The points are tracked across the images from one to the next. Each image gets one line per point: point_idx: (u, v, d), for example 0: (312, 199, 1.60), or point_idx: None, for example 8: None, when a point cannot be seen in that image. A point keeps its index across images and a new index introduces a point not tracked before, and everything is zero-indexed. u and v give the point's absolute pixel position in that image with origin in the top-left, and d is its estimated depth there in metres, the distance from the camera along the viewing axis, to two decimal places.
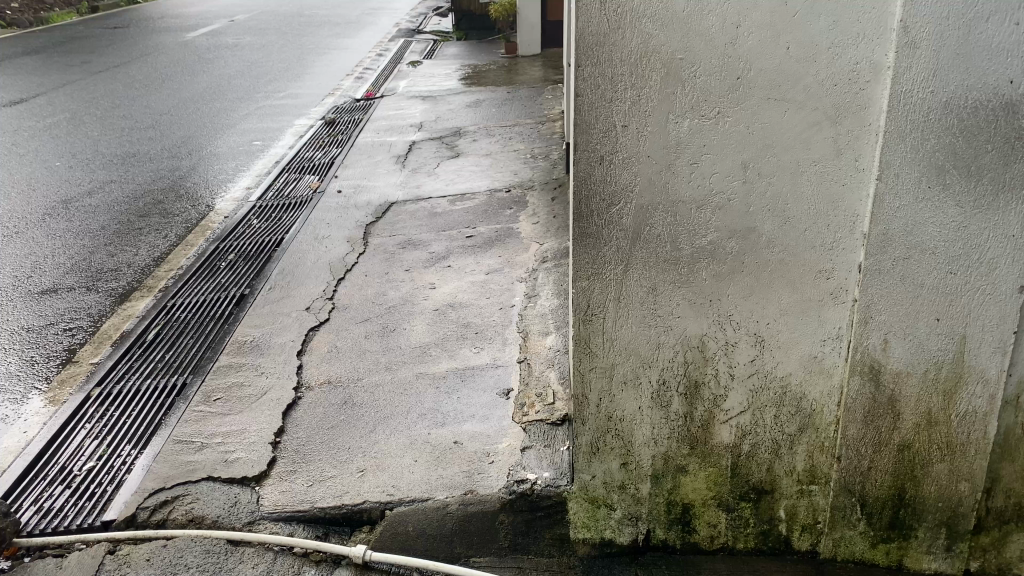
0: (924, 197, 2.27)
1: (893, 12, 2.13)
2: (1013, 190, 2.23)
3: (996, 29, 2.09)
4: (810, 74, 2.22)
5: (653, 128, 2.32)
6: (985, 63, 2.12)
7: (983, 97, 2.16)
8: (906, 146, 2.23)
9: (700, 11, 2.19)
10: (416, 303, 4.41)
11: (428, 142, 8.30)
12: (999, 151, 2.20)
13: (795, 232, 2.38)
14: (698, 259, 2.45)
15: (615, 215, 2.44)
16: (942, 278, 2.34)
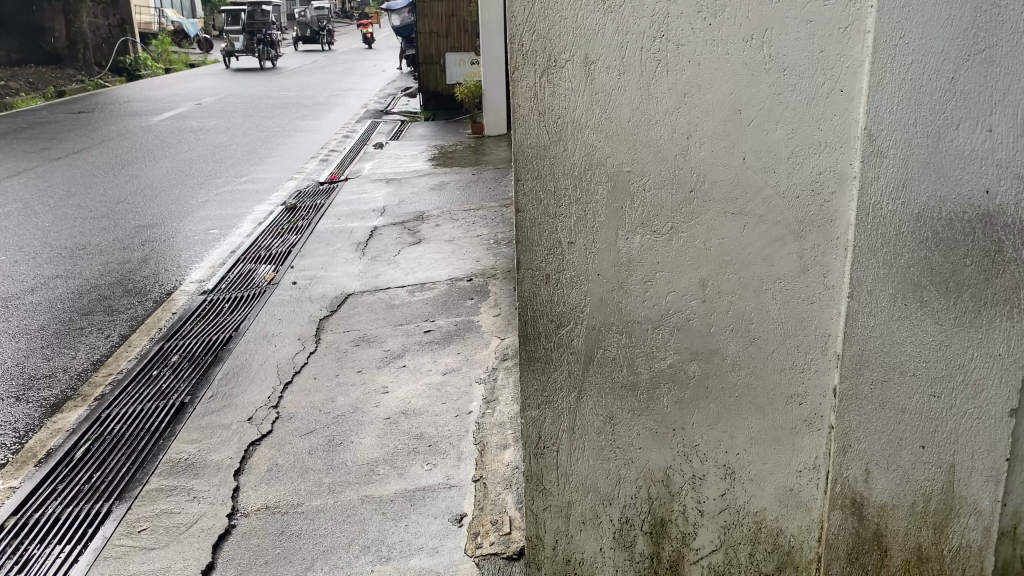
0: (901, 315, 2.07)
1: (855, 119, 1.97)
2: (996, 306, 2.03)
3: (968, 136, 1.93)
4: (770, 186, 2.03)
5: (601, 245, 2.12)
6: (958, 173, 1.95)
7: (958, 208, 1.98)
8: (878, 261, 2.04)
9: (647, 121, 2.02)
10: (367, 411, 4.11)
11: (390, 227, 8.09)
12: (978, 266, 2.02)
13: (762, 354, 2.16)
14: (657, 384, 2.21)
15: (564, 338, 2.20)
16: (925, 402, 2.12)
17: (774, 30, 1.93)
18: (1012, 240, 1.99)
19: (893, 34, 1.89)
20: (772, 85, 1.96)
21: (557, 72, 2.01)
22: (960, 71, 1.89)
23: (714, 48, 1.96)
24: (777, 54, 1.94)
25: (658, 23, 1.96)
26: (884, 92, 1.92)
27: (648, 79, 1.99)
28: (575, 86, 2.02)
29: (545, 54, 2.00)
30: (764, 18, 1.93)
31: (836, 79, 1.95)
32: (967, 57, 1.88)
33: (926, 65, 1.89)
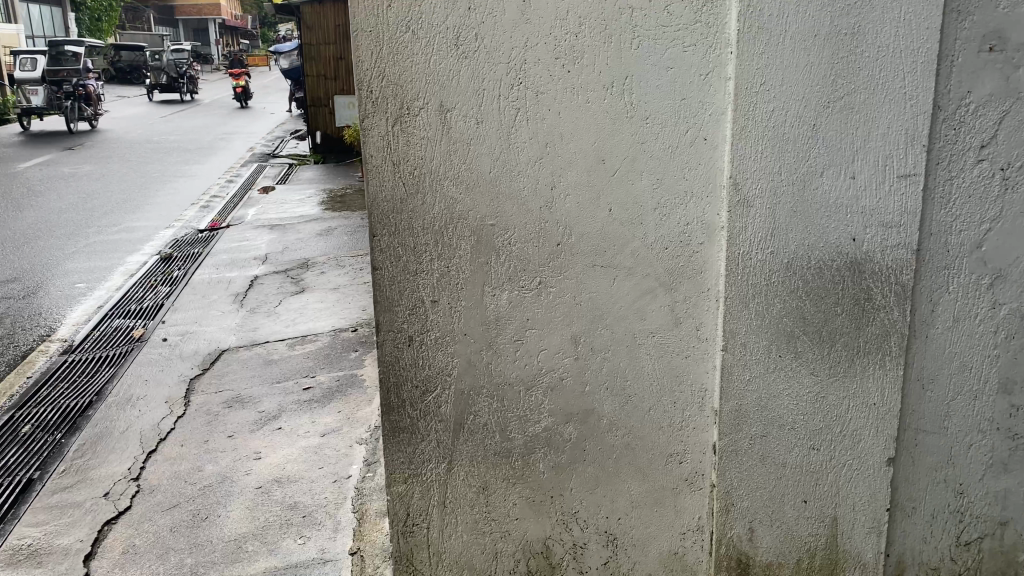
0: (776, 367, 2.00)
1: (719, 168, 1.90)
2: (868, 354, 2.00)
3: (832, 184, 1.89)
4: (638, 238, 1.94)
5: (466, 303, 1.99)
6: (824, 221, 1.91)
7: (827, 257, 1.94)
8: (750, 312, 1.97)
9: (509, 172, 1.91)
10: (237, 480, 3.81)
11: (272, 276, 7.75)
12: (849, 314, 1.98)
13: (639, 412, 2.05)
14: (532, 450, 2.07)
15: (431, 404, 2.04)
16: (805, 455, 2.06)
17: (635, 78, 1.86)
18: (880, 287, 1.96)
19: (752, 82, 1.83)
20: (634, 135, 1.89)
21: (410, 120, 1.89)
22: (821, 119, 1.85)
23: (575, 95, 1.87)
24: (639, 101, 1.87)
25: (515, 70, 1.86)
26: (747, 140, 1.86)
27: (508, 129, 1.89)
28: (431, 135, 1.90)
29: (397, 101, 1.88)
30: (623, 65, 1.86)
31: (699, 127, 1.88)
32: (827, 105, 1.84)
33: (787, 113, 1.85)
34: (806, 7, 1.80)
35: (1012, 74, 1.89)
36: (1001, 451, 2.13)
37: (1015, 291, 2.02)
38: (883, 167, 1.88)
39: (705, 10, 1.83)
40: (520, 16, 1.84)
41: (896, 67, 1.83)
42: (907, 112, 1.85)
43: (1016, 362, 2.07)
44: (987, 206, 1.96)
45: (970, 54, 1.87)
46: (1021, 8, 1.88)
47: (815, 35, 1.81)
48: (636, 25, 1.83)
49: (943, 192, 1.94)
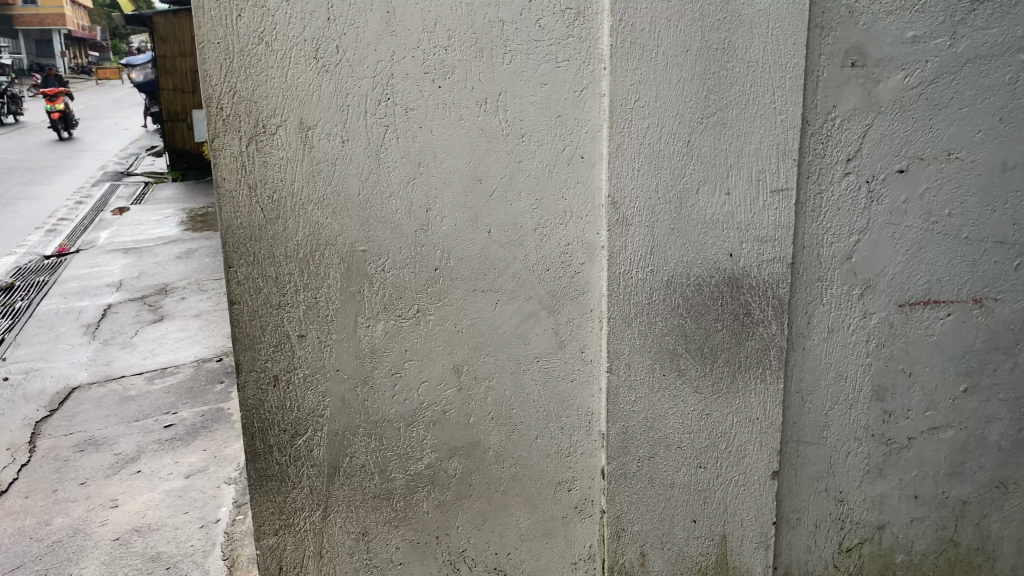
0: (661, 387, 1.95)
1: (598, 187, 1.84)
2: (750, 369, 1.98)
3: (708, 200, 1.85)
4: (518, 260, 1.86)
5: (338, 336, 1.85)
6: (701, 237, 1.87)
7: (705, 273, 1.90)
8: (634, 332, 1.91)
9: (379, 195, 1.79)
10: (90, 532, 3.47)
11: (127, 304, 7.25)
12: (729, 329, 1.95)
13: (526, 441, 1.96)
14: (414, 489, 1.95)
15: (302, 448, 1.88)
16: (693, 474, 2.02)
17: (508, 93, 1.78)
18: (758, 302, 1.94)
19: (627, 97, 1.78)
20: (509, 153, 1.80)
21: (267, 139, 1.74)
22: (695, 135, 1.81)
23: (446, 112, 1.77)
24: (513, 118, 1.79)
25: (381, 85, 1.74)
26: (623, 156, 1.81)
27: (376, 148, 1.77)
28: (290, 155, 1.75)
29: (251, 118, 1.72)
30: (494, 80, 1.77)
31: (576, 144, 1.82)
32: (701, 120, 1.80)
33: (662, 129, 1.80)
34: (677, 21, 1.75)
35: (873, 89, 1.93)
36: (876, 457, 2.17)
37: (884, 301, 2.07)
38: (757, 183, 1.86)
39: (577, 24, 1.77)
40: (384, 27, 1.72)
41: (766, 82, 1.81)
42: (777, 127, 1.83)
43: (887, 369, 2.11)
44: (855, 218, 1.99)
45: (834, 69, 1.90)
46: (880, 23, 1.90)
47: (686, 49, 1.77)
48: (507, 38, 1.75)
49: (814, 206, 1.97)
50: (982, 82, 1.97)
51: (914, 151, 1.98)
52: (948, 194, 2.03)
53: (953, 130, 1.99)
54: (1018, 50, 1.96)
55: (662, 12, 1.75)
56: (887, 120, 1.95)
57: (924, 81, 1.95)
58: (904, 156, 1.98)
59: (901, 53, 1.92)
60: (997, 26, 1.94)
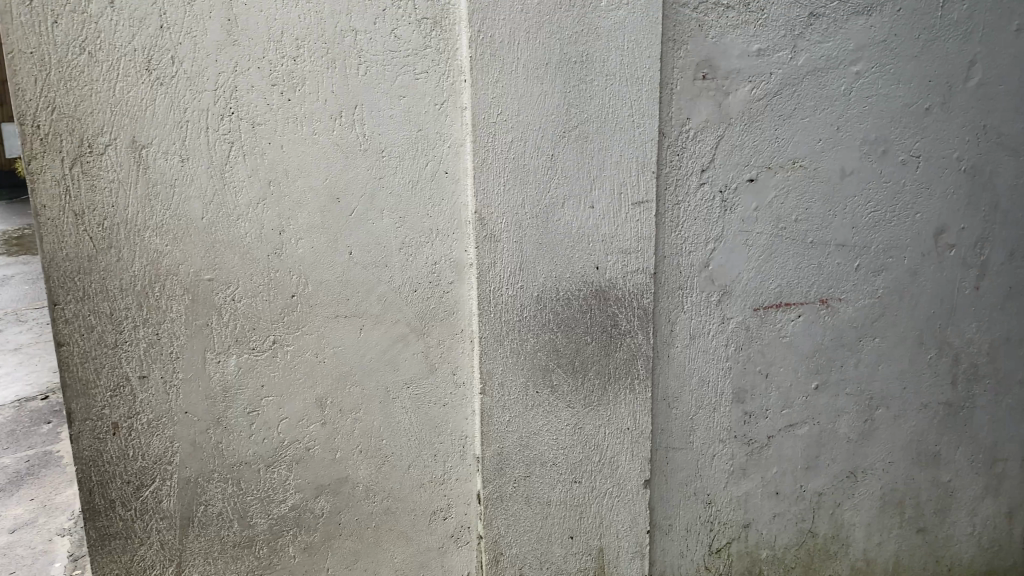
0: (534, 405, 1.90)
1: (463, 203, 1.78)
2: (620, 380, 1.95)
3: (573, 214, 1.82)
4: (382, 282, 1.77)
5: (186, 373, 1.68)
6: (568, 251, 1.84)
7: (573, 287, 1.87)
8: (505, 350, 1.85)
9: (226, 218, 1.65)
10: None
11: None
12: (599, 342, 1.92)
13: (397, 472, 1.87)
14: (278, 533, 1.81)
15: (149, 500, 1.70)
16: (568, 490, 1.96)
17: (365, 107, 1.68)
18: (625, 313, 1.92)
19: (489, 110, 1.73)
20: (368, 170, 1.71)
21: (93, 159, 1.56)
22: (558, 148, 1.78)
23: (298, 127, 1.66)
24: (371, 132, 1.70)
25: (225, 98, 1.61)
26: (487, 171, 1.75)
27: (222, 167, 1.63)
28: (122, 177, 1.58)
29: (74, 137, 1.54)
30: (349, 94, 1.67)
31: (438, 160, 1.75)
32: (563, 133, 1.78)
33: (525, 143, 1.76)
34: (536, 33, 1.72)
35: (724, 101, 1.98)
36: (740, 457, 2.22)
37: (741, 306, 2.12)
38: (619, 195, 1.85)
39: (433, 34, 1.70)
40: (225, 36, 1.59)
41: (625, 94, 1.80)
42: (637, 139, 1.84)
43: (746, 372, 2.17)
44: (712, 226, 2.04)
45: (686, 81, 1.94)
46: (727, 37, 1.95)
47: (547, 61, 1.74)
48: (362, 49, 1.66)
49: (673, 216, 2.00)
50: (820, 94, 2.07)
51: (763, 161, 2.05)
52: (794, 202, 2.11)
53: (797, 140, 2.07)
54: (851, 63, 2.08)
55: (520, 23, 1.70)
56: (737, 131, 2.01)
57: (769, 92, 2.02)
58: (754, 165, 2.04)
59: (747, 66, 1.98)
60: (832, 40, 2.05)
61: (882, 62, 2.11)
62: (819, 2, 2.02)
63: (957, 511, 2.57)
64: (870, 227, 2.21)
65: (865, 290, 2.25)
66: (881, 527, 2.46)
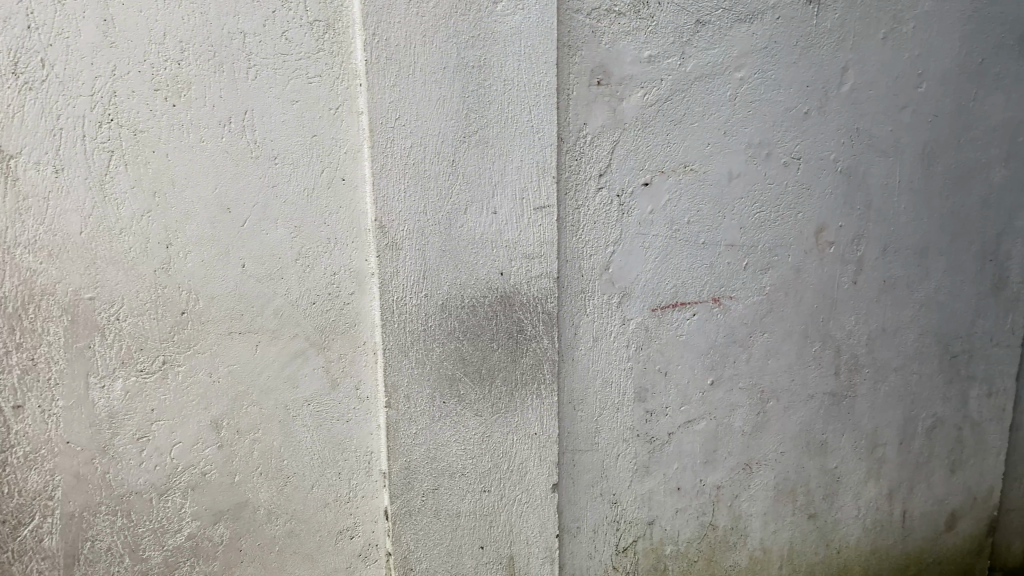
0: (441, 415, 1.86)
1: (363, 211, 1.73)
2: (526, 386, 1.94)
3: (476, 220, 1.80)
4: (279, 295, 1.70)
5: (67, 400, 1.56)
6: (472, 258, 1.82)
7: (478, 294, 1.84)
8: (410, 361, 1.81)
9: (107, 232, 1.55)
10: None
11: None
12: (505, 348, 1.90)
13: (300, 493, 1.79)
14: (174, 565, 1.70)
15: (29, 539, 1.58)
16: (477, 500, 1.94)
17: (256, 112, 1.61)
18: (530, 318, 1.91)
19: (386, 116, 1.69)
20: (262, 179, 1.64)
21: None
22: (459, 154, 1.76)
23: (184, 135, 1.57)
24: (263, 139, 1.63)
25: (103, 104, 1.51)
26: (386, 178, 1.71)
27: (101, 178, 1.53)
28: None
29: None
30: (239, 99, 1.60)
31: (335, 167, 1.70)
32: (463, 139, 1.76)
33: (425, 149, 1.73)
34: (433, 36, 1.69)
35: (618, 106, 2.01)
36: (643, 455, 2.25)
37: (640, 307, 2.15)
38: (520, 200, 1.84)
39: (327, 37, 1.64)
40: (101, 38, 1.49)
41: (523, 99, 1.80)
42: (536, 143, 1.84)
43: (647, 371, 2.20)
44: (610, 230, 2.06)
45: (581, 87, 1.96)
46: (620, 43, 1.98)
47: (444, 66, 1.71)
48: (251, 52, 1.59)
49: (573, 221, 2.02)
50: (708, 99, 2.13)
51: (657, 164, 2.09)
52: (687, 205, 2.16)
53: (688, 144, 2.12)
54: (736, 69, 2.15)
55: (416, 26, 1.67)
56: (631, 136, 2.04)
57: (661, 97, 2.06)
58: (648, 169, 2.08)
59: (639, 71, 2.02)
60: (718, 47, 2.11)
61: (764, 68, 2.19)
62: (705, 10, 2.08)
63: (843, 495, 2.70)
64: (757, 227, 2.30)
65: (754, 287, 2.34)
66: (776, 515, 2.56)
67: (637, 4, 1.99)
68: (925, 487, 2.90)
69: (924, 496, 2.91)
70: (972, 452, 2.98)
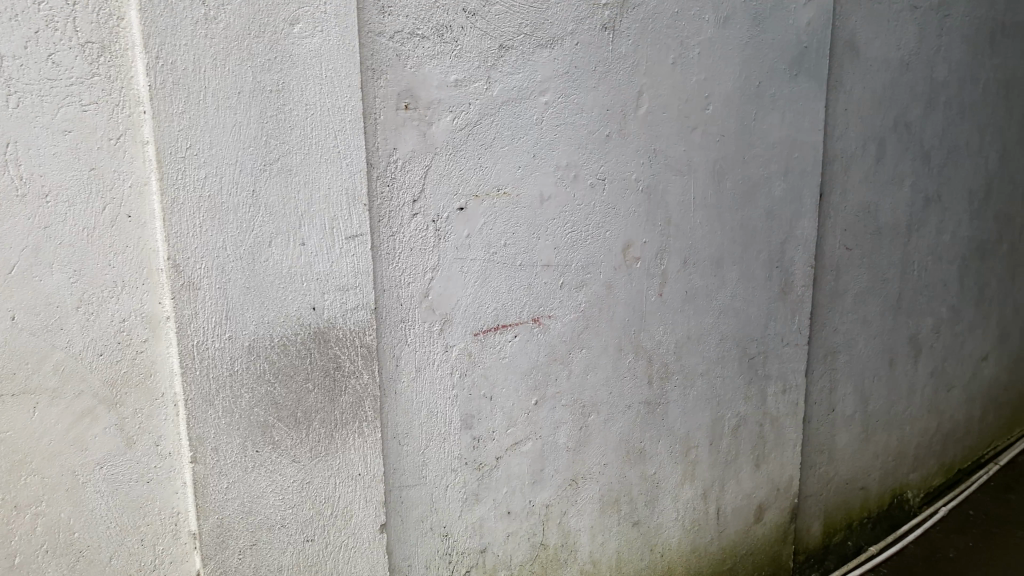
0: (255, 465, 1.74)
1: (153, 249, 1.58)
2: (345, 425, 1.86)
3: (283, 253, 1.70)
4: (58, 348, 1.50)
5: None
6: (280, 294, 1.71)
7: (290, 333, 1.74)
8: (216, 410, 1.67)
9: None
10: None
11: None
12: (321, 388, 1.81)
13: (96, 568, 1.59)
14: None
15: None
16: (301, 551, 1.82)
17: (21, 144, 1.42)
18: (347, 354, 1.83)
19: (176, 144, 1.55)
20: (31, 220, 1.45)
21: None
22: (261, 184, 1.65)
23: None
24: (31, 174, 1.44)
25: None
26: (180, 212, 1.57)
27: None
28: None
29: None
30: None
31: (119, 203, 1.53)
32: (263, 167, 1.65)
33: (221, 179, 1.60)
34: (225, 60, 1.58)
35: (427, 130, 1.97)
36: (471, 483, 2.21)
37: (461, 332, 2.12)
38: (331, 231, 1.76)
39: (102, 60, 1.48)
40: None
41: (327, 126, 1.72)
42: (343, 171, 1.76)
43: (471, 398, 2.17)
44: (427, 256, 2.01)
45: (388, 111, 1.89)
46: (425, 67, 1.94)
47: (238, 91, 1.60)
48: (12, 77, 1.40)
49: (388, 250, 1.93)
50: (516, 122, 2.14)
51: (469, 189, 2.07)
52: (501, 227, 2.16)
53: (499, 168, 2.12)
54: (540, 93, 2.18)
55: (205, 49, 1.55)
56: (442, 160, 2.01)
57: (469, 122, 2.04)
58: (461, 194, 2.06)
59: (446, 96, 1.99)
60: (522, 71, 2.13)
61: (567, 92, 2.24)
62: (507, 35, 2.09)
63: (663, 500, 2.80)
64: (570, 246, 2.34)
65: (570, 305, 2.38)
66: (602, 526, 2.61)
67: (440, 28, 1.95)
68: (734, 483, 3.07)
69: (733, 492, 3.08)
70: (771, 446, 3.20)
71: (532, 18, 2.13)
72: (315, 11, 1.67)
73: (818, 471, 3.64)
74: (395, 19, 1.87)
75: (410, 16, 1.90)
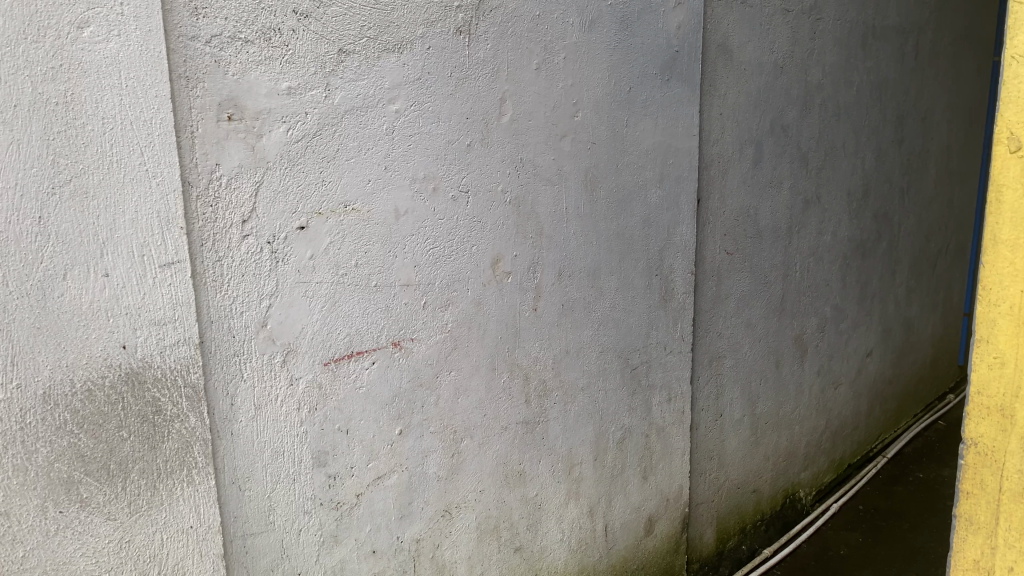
0: (60, 528, 1.51)
1: None
2: (170, 474, 1.66)
3: (82, 286, 1.50)
4: None
5: None
6: (81, 333, 1.51)
7: (95, 375, 1.54)
8: (5, 470, 1.44)
9: None
10: None
11: None
12: (138, 435, 1.61)
13: None
14: None
15: None
16: None
17: None
18: (167, 396, 1.64)
19: None
20: None
21: None
22: (49, 208, 1.45)
23: None
24: None
25: None
26: None
27: None
28: None
29: None
30: None
31: None
32: (52, 190, 1.45)
33: None
34: None
35: (257, 144, 1.79)
36: (329, 524, 2.04)
37: (308, 363, 1.95)
38: (140, 259, 1.57)
39: None
40: None
41: (130, 141, 1.53)
42: (154, 192, 1.58)
43: (325, 433, 2.00)
44: (262, 282, 1.83)
45: (208, 123, 1.71)
46: (251, 74, 1.77)
47: (15, 104, 1.39)
48: None
49: (214, 277, 1.75)
50: (362, 133, 1.98)
51: (312, 207, 1.90)
52: (351, 245, 2.00)
53: (345, 182, 1.96)
54: (389, 101, 2.03)
55: None
56: (277, 175, 1.83)
57: (307, 133, 1.88)
58: (302, 212, 1.88)
59: (278, 105, 1.82)
60: (366, 78, 1.98)
61: (419, 100, 2.10)
62: (347, 39, 1.93)
63: (546, 522, 2.69)
64: (431, 264, 2.19)
65: (434, 326, 2.23)
66: (480, 556, 2.47)
67: (266, 31, 1.78)
68: (621, 498, 2.99)
69: (621, 507, 2.99)
70: (658, 457, 3.13)
71: (375, 20, 1.98)
72: (109, 12, 1.48)
73: (708, 478, 3.61)
74: (211, 22, 1.69)
75: (229, 18, 1.71)
